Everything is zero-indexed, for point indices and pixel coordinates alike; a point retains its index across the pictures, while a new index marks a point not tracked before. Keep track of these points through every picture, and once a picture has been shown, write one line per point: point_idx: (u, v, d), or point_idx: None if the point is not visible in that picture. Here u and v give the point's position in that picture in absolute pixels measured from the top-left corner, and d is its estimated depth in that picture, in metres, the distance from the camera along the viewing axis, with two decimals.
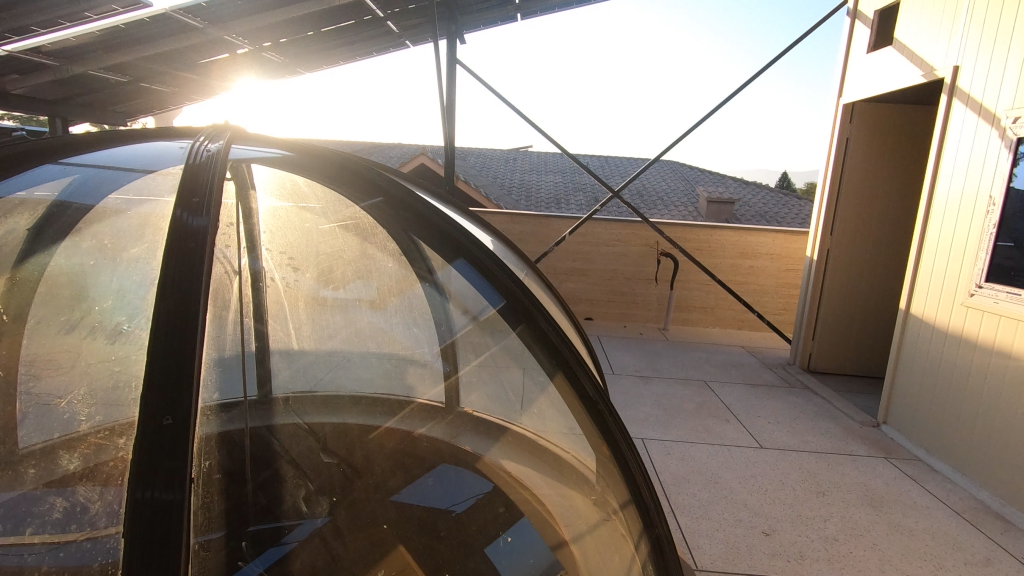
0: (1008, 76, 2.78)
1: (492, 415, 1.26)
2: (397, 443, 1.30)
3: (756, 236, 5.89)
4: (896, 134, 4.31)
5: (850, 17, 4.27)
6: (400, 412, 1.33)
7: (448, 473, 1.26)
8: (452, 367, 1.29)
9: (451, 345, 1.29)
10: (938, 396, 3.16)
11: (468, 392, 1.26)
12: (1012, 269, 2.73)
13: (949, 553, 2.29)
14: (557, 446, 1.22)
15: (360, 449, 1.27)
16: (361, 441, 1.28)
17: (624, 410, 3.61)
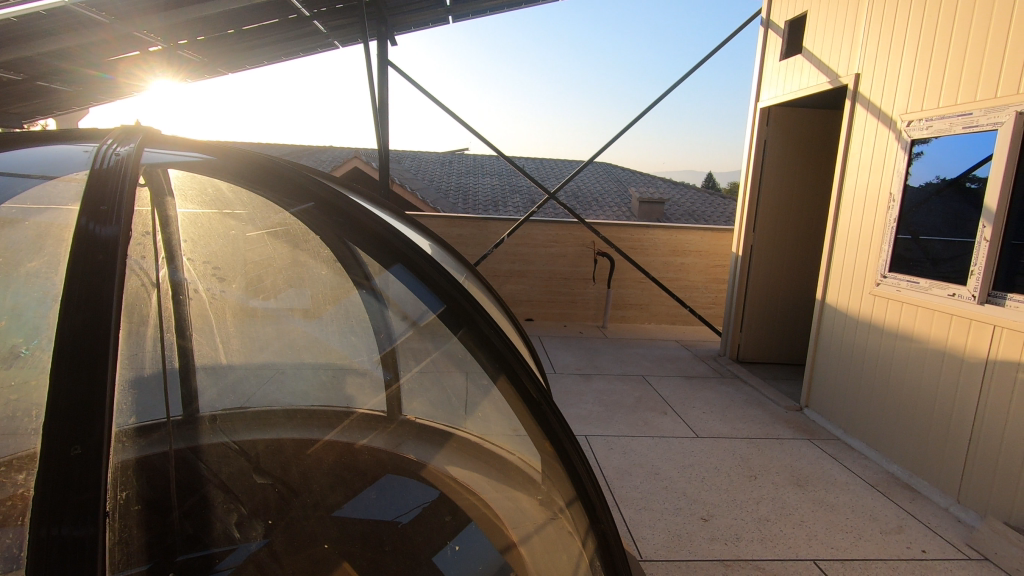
0: (902, 83, 3.05)
1: (435, 422, 1.29)
2: (337, 455, 1.26)
3: (686, 234, 6.15)
4: (807, 136, 4.62)
5: (764, 27, 4.54)
6: (340, 425, 1.29)
7: (396, 482, 1.25)
8: (393, 375, 1.27)
9: (390, 354, 1.27)
10: (852, 378, 3.40)
11: (410, 400, 1.27)
12: (911, 259, 2.99)
13: (867, 524, 2.47)
14: (501, 448, 1.21)
15: (296, 467, 1.22)
16: (298, 458, 1.23)
17: (566, 408, 3.66)
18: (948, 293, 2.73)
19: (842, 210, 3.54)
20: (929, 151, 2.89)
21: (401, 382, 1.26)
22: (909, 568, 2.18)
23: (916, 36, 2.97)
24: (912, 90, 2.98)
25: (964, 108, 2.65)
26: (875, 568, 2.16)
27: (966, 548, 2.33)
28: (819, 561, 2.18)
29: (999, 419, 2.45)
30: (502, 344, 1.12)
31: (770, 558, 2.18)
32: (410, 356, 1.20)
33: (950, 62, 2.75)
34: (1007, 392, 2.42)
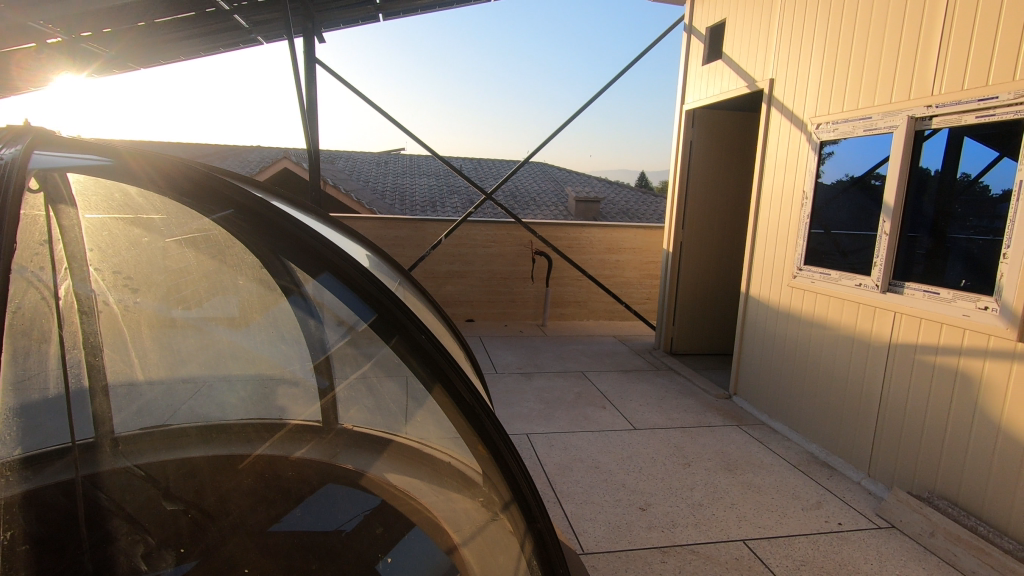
0: (811, 88, 3.27)
1: (374, 429, 1.25)
2: (254, 476, 1.19)
3: (620, 232, 6.33)
4: (729, 137, 4.87)
5: (687, 33, 4.74)
6: (273, 437, 1.23)
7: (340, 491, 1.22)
8: (328, 384, 1.23)
9: (324, 361, 1.20)
10: (774, 364, 3.62)
11: (347, 408, 1.24)
12: (823, 253, 3.21)
13: (790, 502, 2.63)
14: (439, 450, 1.20)
15: (213, 491, 1.15)
16: (213, 480, 1.15)
17: (508, 407, 3.68)
18: (855, 282, 2.94)
19: (761, 207, 3.75)
20: (838, 151, 3.10)
21: (336, 391, 1.22)
22: (827, 540, 2.34)
23: (822, 45, 3.19)
24: (820, 94, 3.21)
25: (864, 112, 2.88)
26: (798, 543, 2.31)
27: (877, 518, 2.53)
28: (748, 541, 2.29)
29: (903, 398, 2.67)
30: (436, 351, 1.11)
31: (704, 542, 2.28)
32: (346, 364, 1.17)
33: (852, 70, 2.98)
34: (908, 373, 2.64)
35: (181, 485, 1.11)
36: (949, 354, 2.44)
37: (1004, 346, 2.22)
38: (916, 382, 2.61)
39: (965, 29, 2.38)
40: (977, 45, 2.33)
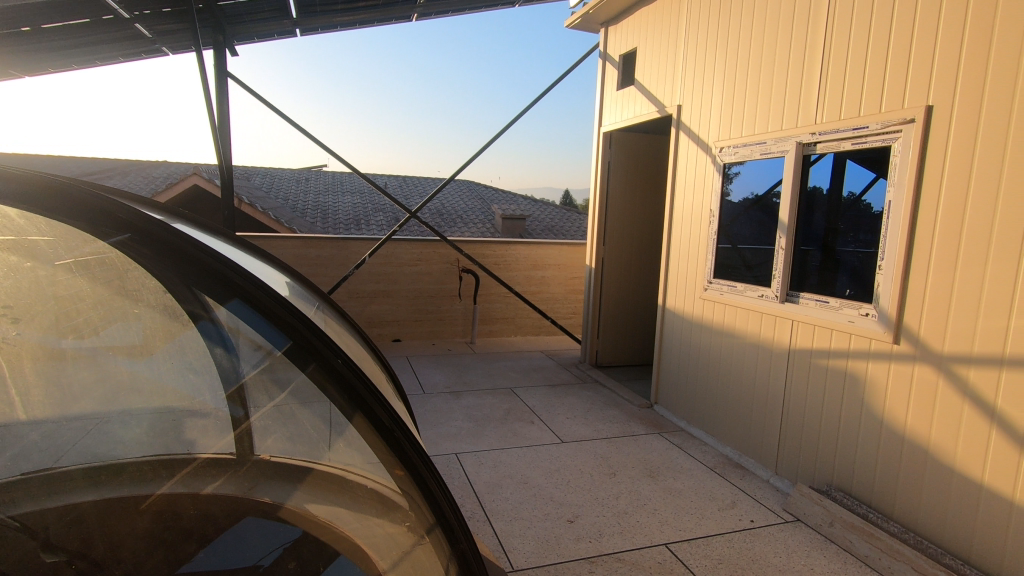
0: (714, 115, 3.54)
1: (293, 459, 1.20)
2: (151, 520, 1.08)
3: (545, 248, 6.48)
4: (644, 158, 5.14)
5: (602, 60, 4.98)
6: (180, 475, 1.16)
7: (259, 524, 1.11)
8: (242, 413, 1.17)
9: (237, 390, 1.15)
10: (690, 373, 3.81)
11: (264, 437, 1.18)
12: (730, 266, 3.44)
13: (707, 504, 2.77)
14: (360, 477, 1.16)
15: (102, 541, 1.03)
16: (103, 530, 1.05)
17: (436, 427, 3.63)
18: (758, 294, 3.18)
19: (674, 224, 3.97)
20: (744, 171, 3.32)
21: (251, 420, 1.16)
22: (741, 538, 2.48)
23: (722, 75, 3.47)
24: (722, 121, 3.47)
25: (759, 138, 3.15)
26: (715, 542, 2.43)
27: (784, 513, 2.72)
28: (670, 544, 2.39)
29: (802, 399, 2.90)
30: (354, 377, 1.10)
31: (629, 549, 2.35)
32: (261, 391, 1.12)
33: (748, 99, 3.25)
34: (806, 375, 2.87)
35: (63, 536, 1.01)
36: (839, 357, 2.69)
37: (882, 348, 2.47)
38: (813, 384, 2.84)
39: (839, 66, 2.68)
40: (850, 81, 2.62)
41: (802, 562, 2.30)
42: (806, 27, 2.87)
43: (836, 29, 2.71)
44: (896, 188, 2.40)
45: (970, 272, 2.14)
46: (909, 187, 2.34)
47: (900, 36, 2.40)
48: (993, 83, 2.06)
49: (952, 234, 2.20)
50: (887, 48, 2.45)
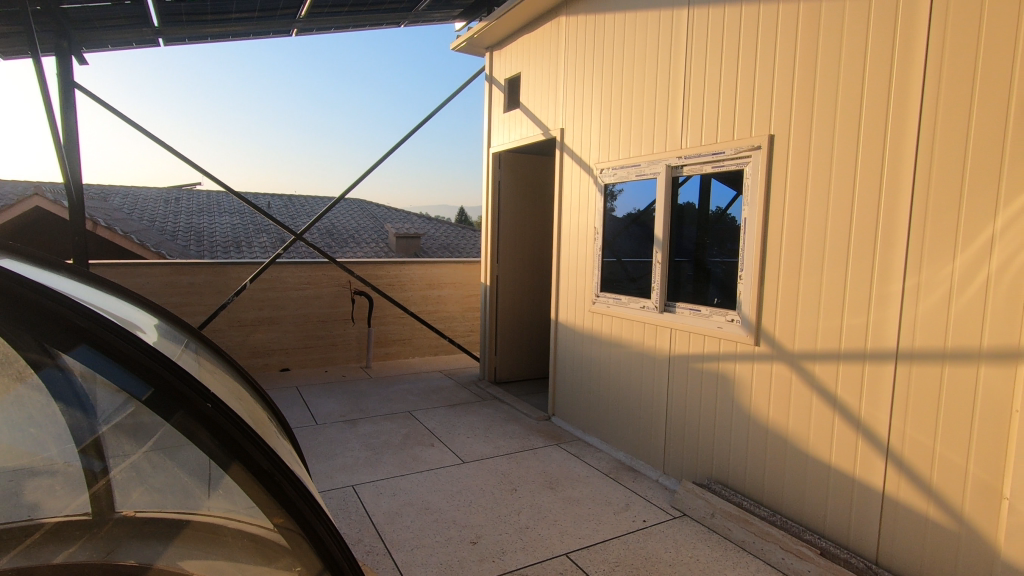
0: (594, 138, 3.76)
1: (163, 512, 1.06)
2: None
3: (439, 267, 6.48)
4: (532, 178, 5.32)
5: (488, 83, 5.12)
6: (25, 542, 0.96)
7: None
8: (100, 466, 1.01)
9: (95, 443, 0.99)
10: (583, 383, 3.97)
11: (128, 491, 1.02)
12: (615, 280, 3.66)
13: (604, 510, 2.88)
14: (245, 523, 1.08)
15: None
16: None
17: (330, 459, 3.44)
18: (640, 305, 3.41)
19: (562, 242, 4.15)
20: (625, 188, 3.54)
21: (112, 474, 1.00)
22: (635, 538, 2.61)
23: (599, 101, 3.71)
24: (601, 144, 3.70)
25: (634, 160, 3.40)
26: (612, 545, 2.54)
27: (672, 509, 2.90)
28: (571, 553, 2.46)
29: (682, 401, 3.14)
30: (226, 421, 1.04)
31: (531, 563, 2.38)
32: (124, 435, 0.99)
33: (623, 124, 3.50)
34: (684, 379, 3.12)
35: None
36: (710, 360, 2.95)
37: (745, 349, 2.76)
38: (690, 386, 3.09)
39: (698, 97, 2.98)
40: (707, 110, 2.92)
41: (689, 554, 2.47)
42: (669, 61, 3.17)
43: (694, 64, 3.01)
44: (750, 206, 2.71)
45: (810, 279, 2.46)
46: (760, 205, 2.64)
47: (745, 72, 2.72)
48: (818, 116, 2.40)
49: (795, 246, 2.51)
50: (735, 83, 2.77)
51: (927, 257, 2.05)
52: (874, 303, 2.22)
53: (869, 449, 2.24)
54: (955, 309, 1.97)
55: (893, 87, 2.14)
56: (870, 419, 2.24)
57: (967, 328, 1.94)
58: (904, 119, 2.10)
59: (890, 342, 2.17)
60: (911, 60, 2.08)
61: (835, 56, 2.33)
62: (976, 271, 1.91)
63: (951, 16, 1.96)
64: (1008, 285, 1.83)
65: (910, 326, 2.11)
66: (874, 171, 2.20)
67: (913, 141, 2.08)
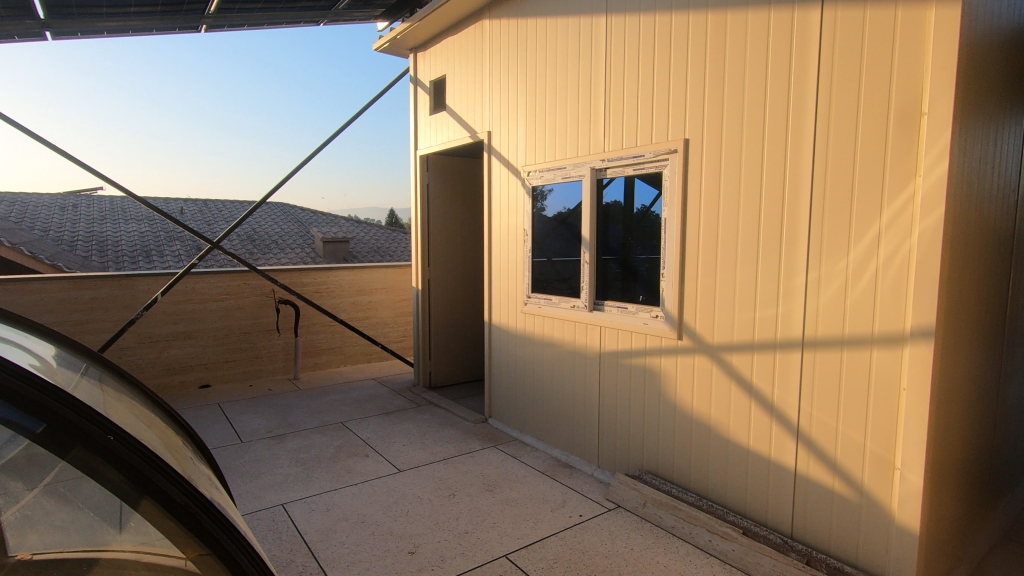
0: (520, 141, 3.80)
1: (67, 550, 0.97)
2: None
3: (368, 273, 6.34)
4: (461, 181, 5.31)
5: (413, 84, 5.05)
6: None
7: None
8: None
9: None
10: (518, 383, 4.01)
11: (24, 530, 0.95)
12: (545, 281, 3.71)
13: (541, 508, 2.93)
14: (163, 553, 1.01)
15: None
16: None
17: (257, 479, 3.27)
18: (570, 305, 3.49)
19: (493, 244, 4.17)
20: (553, 189, 3.59)
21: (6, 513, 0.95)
22: (572, 533, 2.67)
23: (525, 104, 3.76)
24: (527, 146, 3.75)
25: (560, 163, 3.47)
26: (550, 542, 2.58)
27: (607, 502, 2.99)
28: (510, 554, 2.48)
29: (613, 396, 3.24)
30: (130, 452, 0.97)
31: (471, 568, 2.37)
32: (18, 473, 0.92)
33: (549, 127, 3.56)
34: (614, 374, 3.22)
35: None
36: (638, 355, 3.06)
37: (669, 343, 2.89)
38: (620, 381, 3.19)
39: (619, 102, 3.08)
40: (627, 115, 3.04)
41: (624, 544, 2.56)
42: (590, 66, 3.26)
43: (614, 70, 3.11)
44: (669, 207, 2.83)
45: (725, 275, 2.61)
46: (678, 207, 2.77)
47: (661, 79, 2.85)
48: (727, 121, 2.55)
49: (711, 244, 2.66)
50: (652, 89, 2.89)
51: (825, 253, 2.23)
52: (782, 296, 2.39)
53: (782, 431, 2.41)
54: (850, 299, 2.15)
55: (791, 95, 2.31)
56: (782, 404, 2.40)
57: (861, 316, 2.12)
58: (801, 127, 2.28)
59: (797, 332, 2.34)
60: (806, 71, 2.25)
61: (740, 66, 2.49)
62: (867, 265, 2.10)
63: (839, 32, 2.14)
64: (893, 275, 2.02)
65: (812, 316, 2.29)
66: (778, 174, 2.37)
67: (810, 146, 2.25)
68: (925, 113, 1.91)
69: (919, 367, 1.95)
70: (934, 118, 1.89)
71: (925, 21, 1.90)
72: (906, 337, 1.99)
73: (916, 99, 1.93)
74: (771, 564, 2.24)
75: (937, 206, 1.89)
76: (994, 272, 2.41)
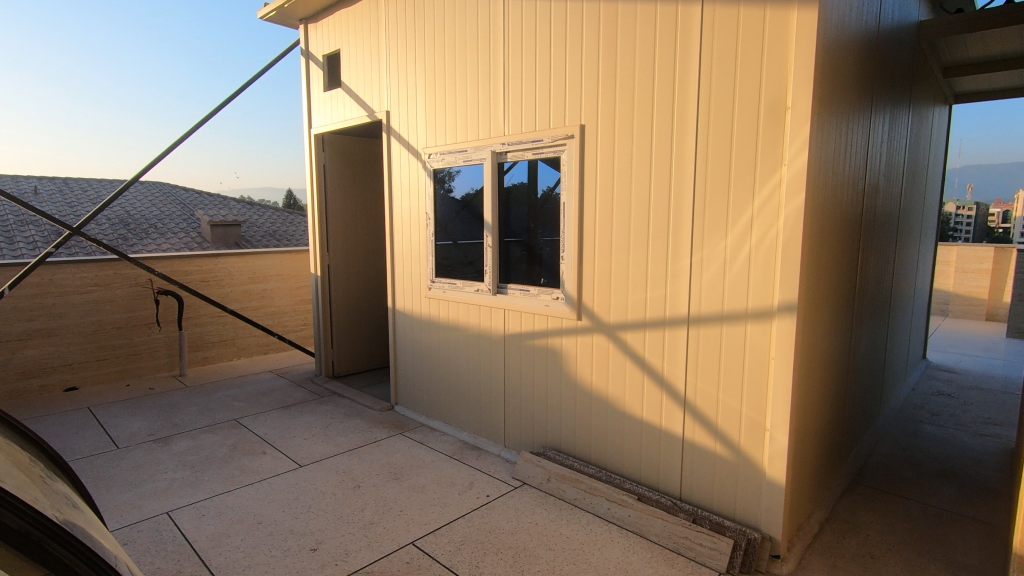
0: (421, 122, 3.71)
1: None
2: None
3: (261, 259, 5.96)
4: (359, 162, 5.11)
5: (304, 58, 4.76)
6: None
7: None
8: None
9: None
10: (424, 368, 3.98)
11: None
12: (449, 265, 3.68)
13: (449, 491, 2.95)
14: None
15: None
16: None
17: (136, 488, 3.00)
18: (474, 289, 3.49)
19: (395, 228, 4.07)
20: (456, 172, 3.53)
21: None
22: (479, 514, 2.71)
23: (424, 84, 3.66)
24: (428, 128, 3.67)
25: (462, 146, 3.43)
26: (458, 525, 2.60)
27: (513, 480, 3.06)
28: (417, 541, 2.47)
29: (517, 377, 3.31)
30: None
31: (376, 559, 2.34)
32: None
33: (449, 109, 3.51)
34: (518, 356, 3.29)
35: None
36: (540, 336, 3.14)
37: (569, 324, 2.99)
38: (524, 362, 3.26)
39: (517, 85, 3.09)
40: (527, 100, 3.05)
41: (529, 520, 2.64)
42: (488, 49, 3.24)
43: (512, 53, 3.11)
44: (568, 191, 2.90)
45: (620, 257, 2.73)
46: (576, 192, 2.85)
47: (556, 64, 2.89)
48: (620, 109, 2.65)
49: (607, 228, 2.76)
50: (549, 74, 2.92)
51: (707, 237, 2.40)
52: (669, 276, 2.54)
53: (671, 402, 2.58)
54: (728, 279, 2.34)
55: (676, 87, 2.44)
56: (671, 377, 2.58)
57: (737, 293, 2.31)
58: (686, 117, 2.41)
59: (683, 309, 2.50)
60: (688, 64, 2.38)
61: (630, 55, 2.58)
62: (741, 247, 2.28)
63: (717, 28, 2.28)
64: (763, 256, 2.22)
65: (696, 295, 2.45)
66: (666, 163, 2.50)
67: (693, 135, 2.39)
68: (789, 108, 2.09)
69: (785, 338, 2.17)
70: (796, 112, 2.07)
71: (788, 23, 2.07)
72: (774, 311, 2.20)
73: (781, 95, 2.11)
74: (663, 525, 2.42)
75: (799, 193, 2.09)
76: (846, 252, 2.72)
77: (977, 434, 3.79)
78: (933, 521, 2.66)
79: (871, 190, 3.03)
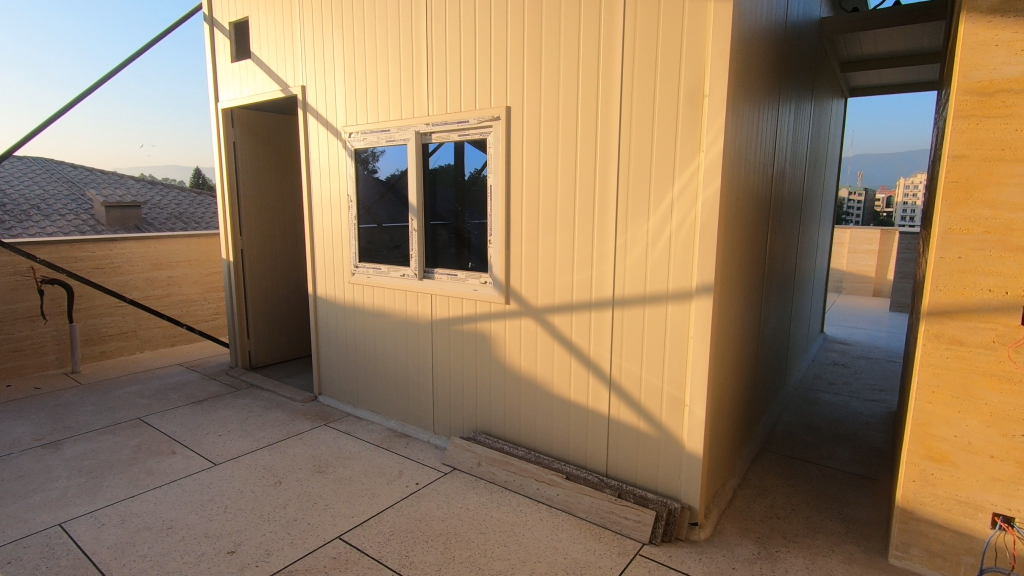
0: (340, 100, 3.53)
1: None
2: None
3: (165, 244, 5.51)
4: (272, 140, 4.81)
5: (208, 25, 4.38)
6: None
7: None
8: None
9: None
10: (349, 356, 3.85)
11: None
12: (373, 250, 3.56)
13: (377, 481, 2.88)
14: None
15: None
16: None
17: (22, 500, 2.70)
18: (400, 274, 3.40)
19: (314, 210, 3.87)
20: (380, 152, 3.39)
21: None
22: (409, 502, 2.67)
23: (343, 59, 3.48)
24: (348, 106, 3.50)
25: (384, 125, 3.29)
26: (387, 516, 2.55)
27: (443, 466, 3.04)
28: (344, 535, 2.40)
29: (446, 363, 3.27)
30: None
31: (301, 557, 2.25)
32: None
33: (370, 87, 3.35)
34: (446, 341, 3.24)
35: None
36: (469, 321, 3.12)
37: (498, 308, 2.98)
38: (452, 347, 3.23)
39: (441, 64, 3.00)
40: (451, 80, 2.97)
41: (459, 505, 2.63)
42: (410, 25, 3.11)
43: (436, 30, 3.01)
44: (495, 174, 2.87)
45: (547, 240, 2.73)
46: (503, 174, 2.82)
47: (481, 44, 2.82)
48: (545, 91, 2.63)
49: (534, 210, 2.76)
50: (473, 52, 2.85)
51: (630, 220, 2.45)
52: (595, 259, 2.58)
53: (597, 382, 2.65)
54: (650, 261, 2.41)
55: (600, 71, 2.45)
56: (597, 357, 2.64)
57: (659, 275, 2.39)
58: (610, 102, 2.43)
59: (608, 291, 2.56)
60: (612, 48, 2.40)
61: (555, 37, 2.56)
62: (663, 231, 2.35)
63: (638, 13, 2.31)
64: (683, 239, 2.30)
65: (621, 278, 2.51)
66: (591, 146, 2.52)
67: (617, 120, 2.42)
68: (707, 95, 2.16)
69: (702, 318, 2.27)
70: (713, 100, 2.14)
71: (705, 13, 2.13)
72: (692, 292, 2.29)
73: (699, 83, 2.18)
74: (591, 502, 2.49)
75: (715, 178, 2.18)
76: (757, 235, 2.89)
77: (865, 399, 4.20)
78: (829, 481, 2.91)
79: (778, 174, 3.22)
